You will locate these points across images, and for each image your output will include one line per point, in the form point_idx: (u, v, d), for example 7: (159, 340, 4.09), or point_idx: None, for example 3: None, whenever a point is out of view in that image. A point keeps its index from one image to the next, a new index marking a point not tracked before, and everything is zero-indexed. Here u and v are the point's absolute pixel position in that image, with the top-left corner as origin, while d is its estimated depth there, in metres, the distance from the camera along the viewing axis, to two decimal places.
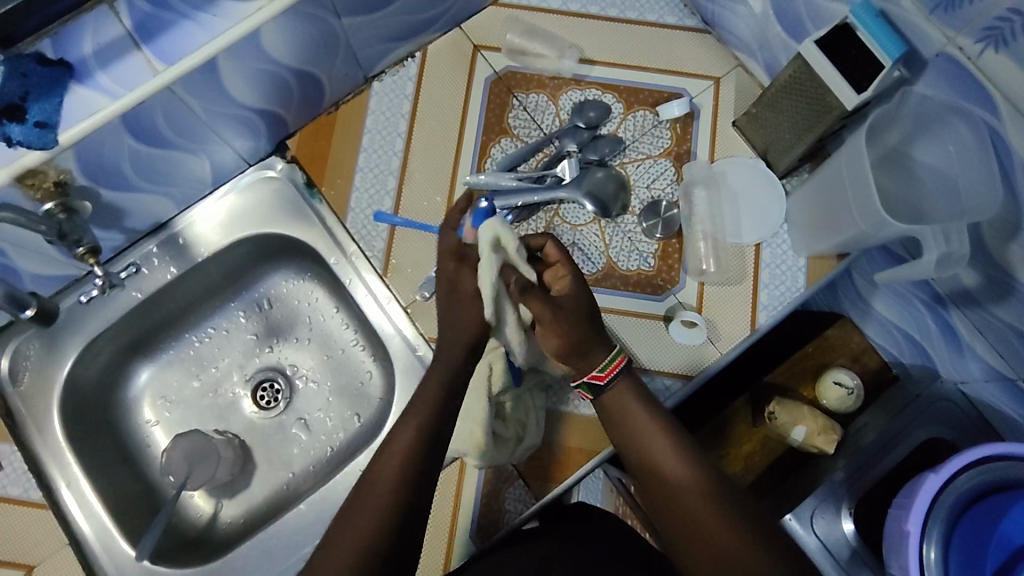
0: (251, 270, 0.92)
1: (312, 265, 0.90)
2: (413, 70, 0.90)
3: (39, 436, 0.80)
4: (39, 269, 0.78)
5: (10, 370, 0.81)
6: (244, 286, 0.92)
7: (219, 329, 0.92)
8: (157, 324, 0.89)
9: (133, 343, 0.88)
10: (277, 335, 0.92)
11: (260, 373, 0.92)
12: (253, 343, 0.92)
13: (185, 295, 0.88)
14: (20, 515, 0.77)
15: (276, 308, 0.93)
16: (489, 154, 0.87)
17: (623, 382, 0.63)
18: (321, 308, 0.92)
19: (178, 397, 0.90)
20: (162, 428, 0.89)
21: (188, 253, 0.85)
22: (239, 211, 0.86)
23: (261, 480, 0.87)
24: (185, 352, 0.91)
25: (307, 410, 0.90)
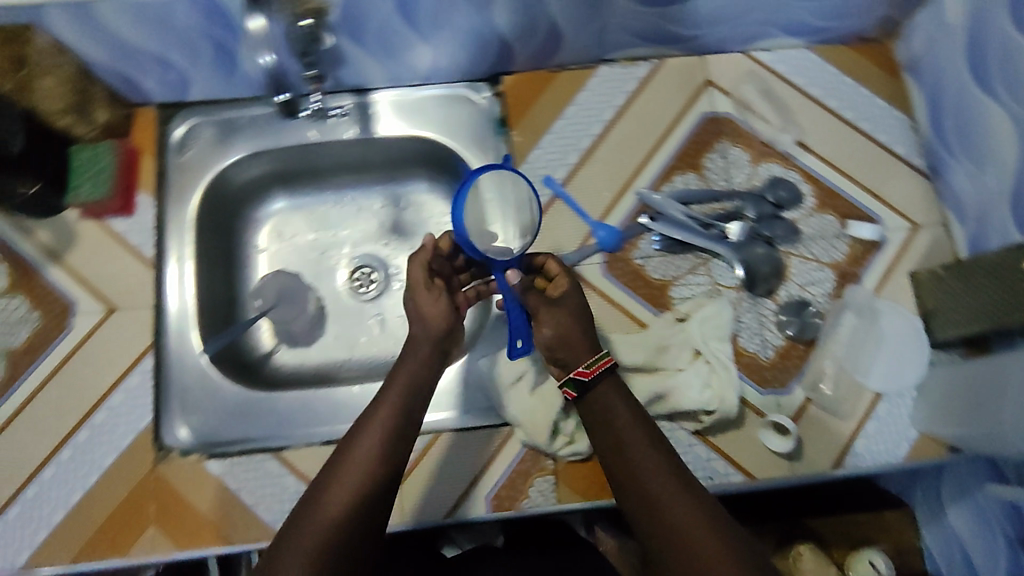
0: (410, 168, 0.96)
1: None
2: (642, 73, 0.91)
3: (173, 205, 0.85)
4: (255, 72, 0.84)
5: (183, 139, 0.87)
6: (396, 179, 0.97)
7: (355, 202, 0.97)
8: (309, 169, 0.94)
9: (283, 175, 0.94)
10: (399, 235, 0.96)
11: (367, 258, 0.95)
12: (375, 230, 0.96)
13: (346, 158, 0.93)
14: (127, 264, 0.82)
15: (410, 211, 0.96)
16: (671, 180, 0.87)
17: (606, 383, 0.67)
18: (447, 233, 0.95)
19: (290, 240, 0.95)
20: (266, 258, 0.94)
21: (371, 123, 0.90)
22: (430, 112, 0.90)
23: (323, 349, 0.91)
24: (316, 206, 0.96)
25: (389, 311, 0.93)
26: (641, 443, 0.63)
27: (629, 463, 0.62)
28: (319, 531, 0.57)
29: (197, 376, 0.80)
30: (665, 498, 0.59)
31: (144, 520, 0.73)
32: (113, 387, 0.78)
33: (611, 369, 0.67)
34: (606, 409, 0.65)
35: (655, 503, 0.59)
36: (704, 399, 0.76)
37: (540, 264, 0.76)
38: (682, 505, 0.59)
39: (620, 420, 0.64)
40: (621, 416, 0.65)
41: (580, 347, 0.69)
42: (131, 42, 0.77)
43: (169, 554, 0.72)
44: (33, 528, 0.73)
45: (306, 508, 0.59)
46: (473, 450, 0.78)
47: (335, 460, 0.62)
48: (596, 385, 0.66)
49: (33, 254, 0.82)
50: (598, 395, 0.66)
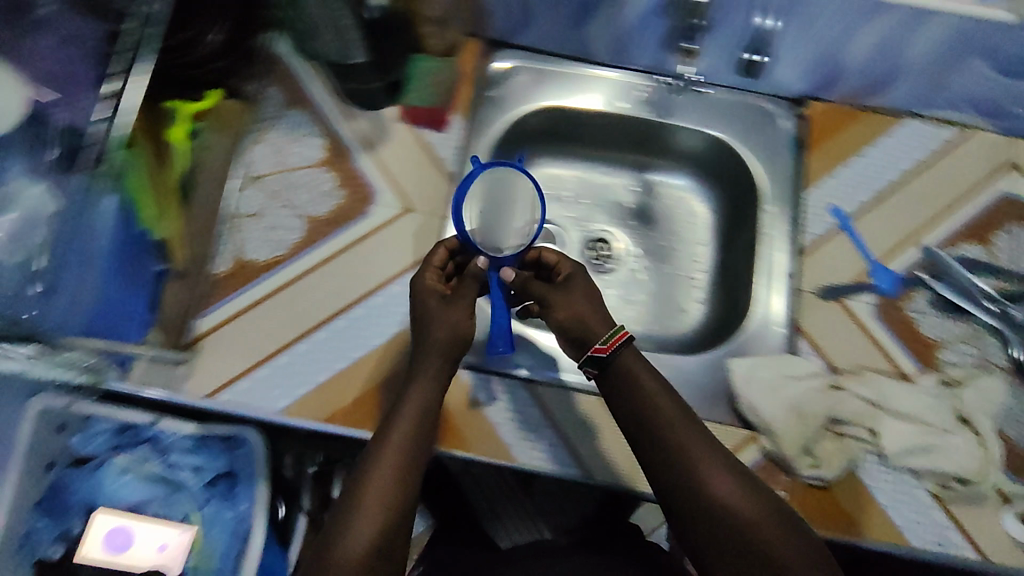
0: (678, 164, 1.00)
1: (726, 198, 0.98)
2: (952, 134, 0.90)
3: (480, 133, 0.92)
4: (594, 34, 0.89)
5: (500, 75, 0.93)
6: (659, 170, 1.01)
7: (613, 179, 1.02)
8: (587, 138, 1.00)
9: (562, 130, 0.97)
10: (645, 221, 1.01)
11: (610, 234, 1.01)
12: (624, 210, 1.02)
13: (626, 137, 0.98)
14: (429, 172, 0.88)
15: (662, 202, 1.01)
16: (961, 246, 0.86)
17: (627, 352, 0.70)
18: (694, 232, 0.99)
19: (548, 196, 1.01)
20: (523, 206, 1.01)
21: (673, 108, 0.93)
22: (731, 115, 0.92)
23: None
24: (577, 172, 1.02)
25: (619, 287, 0.99)
26: (683, 426, 0.65)
27: (682, 451, 0.63)
28: (368, 530, 0.59)
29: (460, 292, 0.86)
30: (731, 499, 0.61)
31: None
32: (397, 277, 0.83)
33: (630, 344, 0.70)
34: (634, 372, 0.69)
35: (718, 502, 0.61)
36: (962, 466, 0.75)
37: (552, 259, 0.81)
38: (745, 495, 0.61)
39: (647, 392, 0.67)
40: (656, 396, 0.67)
41: (595, 321, 0.72)
42: None
43: None
44: (297, 381, 0.78)
45: (353, 496, 0.62)
46: None
47: (366, 458, 0.64)
48: (618, 354, 0.69)
49: (351, 139, 0.88)
50: (623, 360, 0.69)
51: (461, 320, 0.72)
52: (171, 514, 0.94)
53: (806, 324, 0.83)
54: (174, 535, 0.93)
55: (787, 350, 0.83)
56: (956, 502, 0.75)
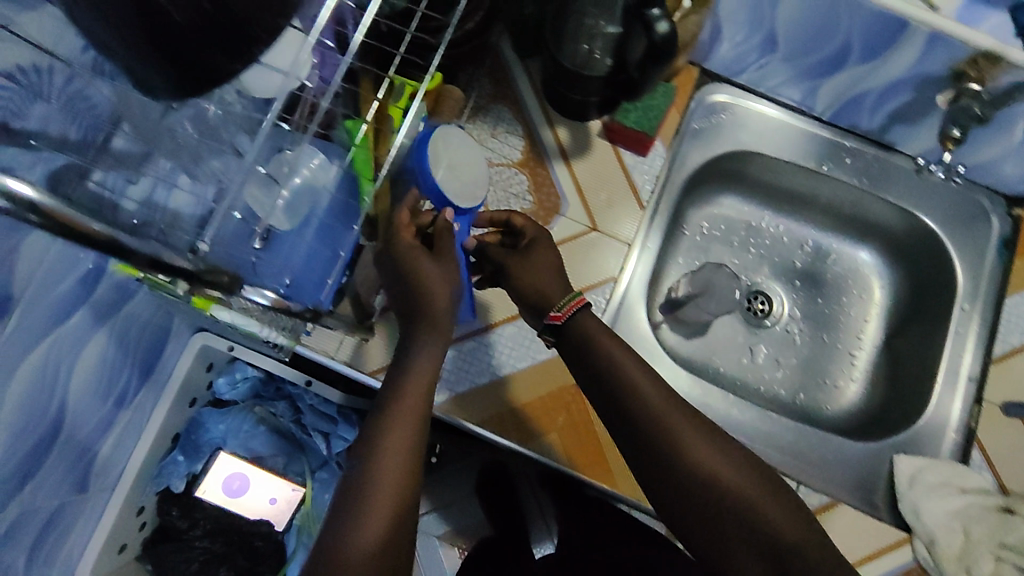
0: (859, 233, 0.96)
1: (906, 280, 0.94)
2: None
3: (677, 166, 0.90)
4: (824, 92, 0.85)
5: (708, 110, 0.90)
6: (837, 234, 0.98)
7: (786, 234, 0.99)
8: (772, 188, 0.97)
9: (747, 179, 0.96)
10: (811, 283, 0.98)
11: (771, 289, 0.98)
12: (792, 268, 0.99)
13: (814, 196, 0.95)
14: (622, 196, 0.86)
15: (833, 268, 0.98)
16: None
17: (587, 317, 0.72)
18: (861, 306, 0.96)
19: (716, 237, 0.99)
20: (689, 241, 0.98)
21: (878, 179, 0.89)
22: (940, 201, 0.88)
23: (706, 345, 0.95)
24: (751, 219, 0.99)
25: (774, 345, 0.96)
26: (635, 375, 0.68)
27: (672, 435, 0.65)
28: (375, 529, 0.54)
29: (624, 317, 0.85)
30: (722, 476, 0.64)
31: (552, 425, 0.80)
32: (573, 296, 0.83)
33: (585, 304, 0.72)
34: (598, 339, 0.71)
35: (717, 482, 0.63)
36: None
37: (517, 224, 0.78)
38: (742, 478, 0.64)
39: (605, 343, 0.70)
40: (593, 334, 0.71)
41: (552, 288, 0.74)
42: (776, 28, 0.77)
43: (561, 465, 0.79)
44: (462, 377, 0.81)
45: (360, 484, 0.56)
46: (864, 534, 0.75)
47: (367, 443, 0.58)
48: (578, 318, 0.72)
49: (550, 147, 0.87)
50: (582, 323, 0.72)
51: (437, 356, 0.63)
52: (287, 471, 0.95)
53: (982, 437, 0.80)
54: (287, 491, 0.94)
55: (957, 458, 0.80)
56: None
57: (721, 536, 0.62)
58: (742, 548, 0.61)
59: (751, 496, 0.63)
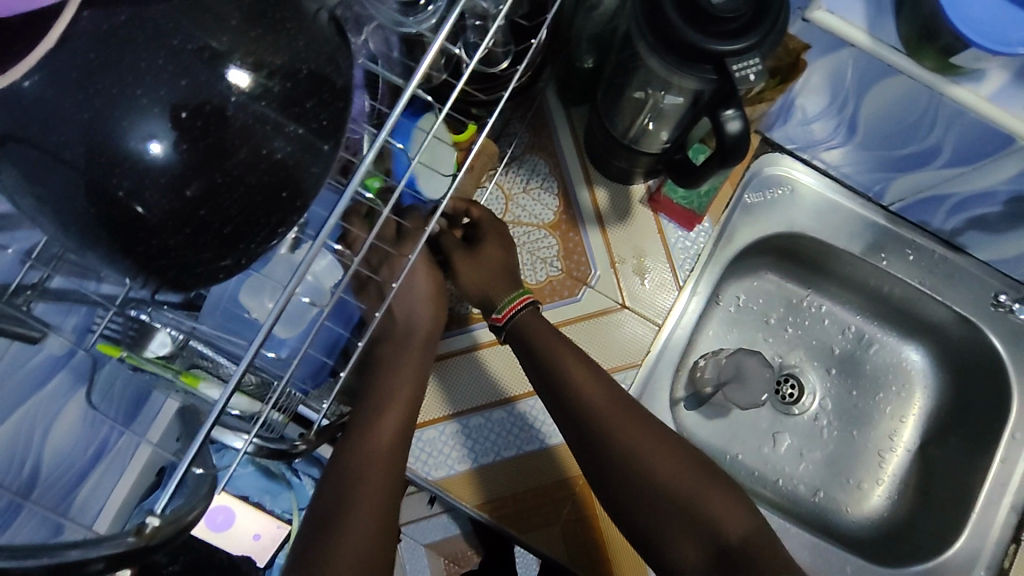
0: (911, 330, 0.89)
1: (951, 387, 0.87)
2: None
3: (723, 242, 0.81)
4: (900, 184, 0.77)
5: (768, 184, 0.83)
6: (883, 325, 0.91)
7: (828, 317, 0.92)
8: (820, 269, 0.89)
9: (795, 256, 0.88)
10: (849, 374, 0.91)
11: (803, 375, 0.91)
12: (829, 355, 0.91)
13: (866, 283, 0.87)
14: (659, 272, 0.79)
15: (874, 361, 0.91)
16: None
17: (526, 312, 0.68)
18: (899, 406, 0.89)
19: (753, 312, 0.92)
20: (723, 314, 0.91)
21: (940, 281, 0.82)
22: (1006, 312, 0.80)
23: (725, 432, 0.88)
24: (792, 297, 0.92)
25: (799, 438, 0.89)
26: (572, 366, 0.66)
27: (617, 435, 0.64)
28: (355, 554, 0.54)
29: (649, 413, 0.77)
30: (667, 475, 0.63)
31: (556, 517, 0.75)
32: None
33: (530, 305, 0.68)
34: (537, 330, 0.67)
35: (663, 482, 0.63)
36: None
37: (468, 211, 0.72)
38: (688, 472, 0.64)
39: (545, 339, 0.67)
40: (533, 329, 0.67)
41: (498, 287, 0.69)
42: (857, 120, 0.71)
43: (557, 558, 0.75)
44: (478, 451, 0.75)
45: (336, 510, 0.55)
46: None
47: (340, 467, 0.57)
48: (518, 317, 0.68)
49: (587, 209, 0.79)
50: (522, 321, 0.68)
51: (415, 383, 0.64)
52: (274, 506, 0.88)
53: None
54: (271, 527, 0.88)
55: None
56: None
57: (671, 525, 0.62)
58: (686, 538, 0.62)
59: (696, 490, 0.63)
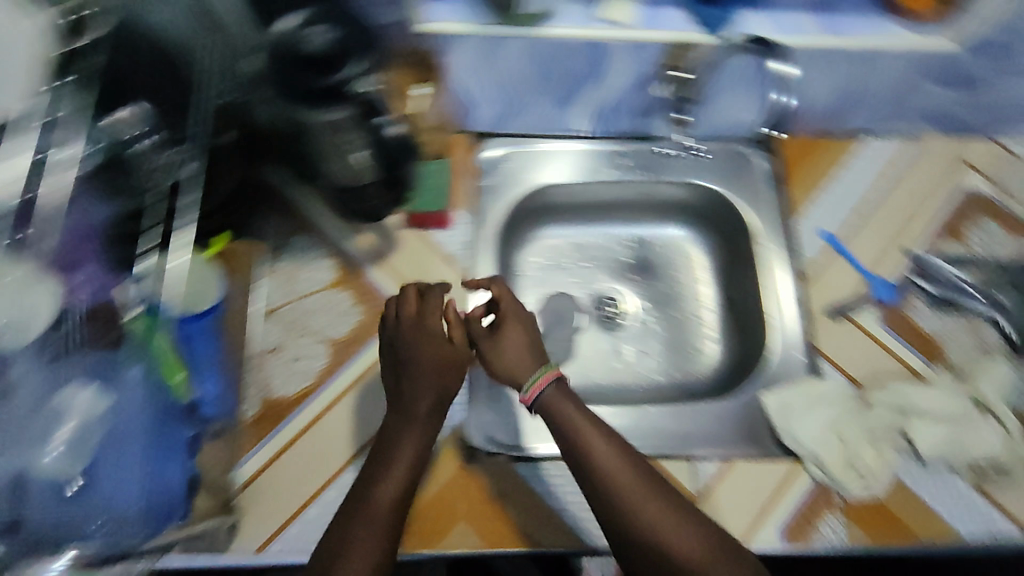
0: (665, 214, 1.06)
1: (716, 238, 1.05)
2: (902, 149, 1.00)
3: (483, 222, 0.93)
4: (579, 112, 0.93)
5: (494, 165, 0.96)
6: (647, 220, 1.07)
7: (606, 237, 1.07)
8: (574, 205, 1.04)
9: (554, 206, 1.03)
10: (644, 272, 1.06)
11: (615, 291, 1.05)
12: (623, 266, 1.06)
13: (611, 198, 1.03)
14: (445, 270, 0.88)
15: (658, 252, 1.06)
16: (936, 244, 0.94)
17: (552, 389, 0.71)
18: (694, 273, 1.05)
19: (549, 264, 1.04)
20: (527, 279, 1.03)
21: (656, 167, 0.99)
22: (706, 164, 1.00)
23: (578, 370, 0.98)
24: (571, 238, 1.06)
25: (636, 341, 1.01)
26: (589, 432, 0.67)
27: (618, 492, 0.64)
28: None
29: None
30: (668, 542, 0.62)
31: (455, 518, 0.72)
32: None
33: (554, 382, 0.71)
34: (563, 412, 0.69)
35: (659, 544, 0.62)
36: (994, 451, 0.79)
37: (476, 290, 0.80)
38: (691, 535, 0.62)
39: (568, 415, 0.69)
40: (557, 404, 0.70)
41: (523, 369, 0.74)
42: (507, 78, 0.86)
43: (480, 551, 0.71)
44: None
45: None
46: (767, 477, 0.79)
47: (350, 525, 0.64)
48: (545, 394, 0.71)
49: (359, 252, 0.87)
50: (548, 399, 0.70)
51: (417, 450, 0.69)
52: None
53: (826, 345, 0.88)
54: None
55: (811, 373, 0.87)
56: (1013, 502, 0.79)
57: None
58: None
59: (695, 555, 0.61)
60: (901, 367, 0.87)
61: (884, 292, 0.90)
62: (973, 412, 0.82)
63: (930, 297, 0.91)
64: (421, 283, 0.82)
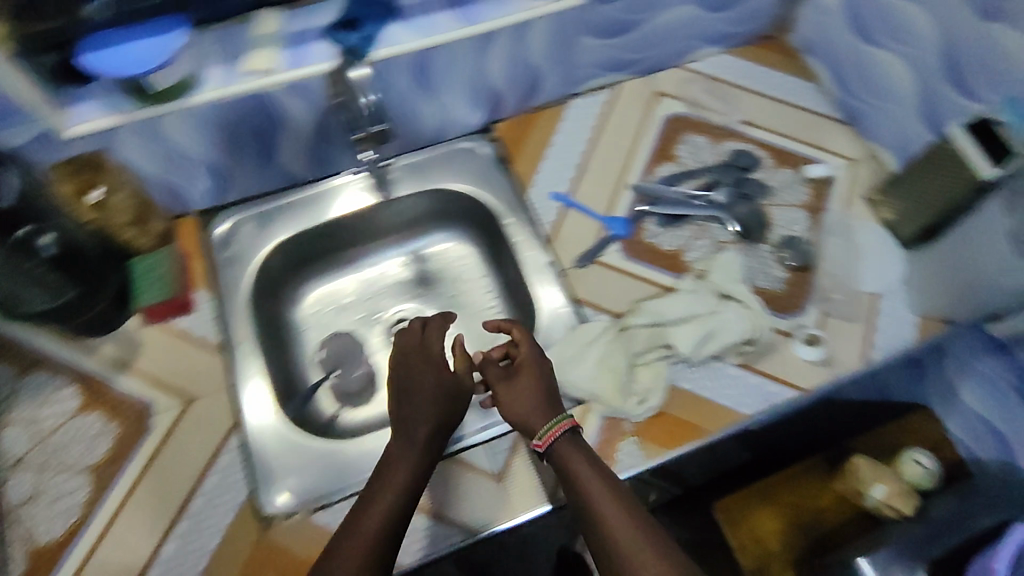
0: (424, 224, 1.08)
1: (476, 230, 1.07)
2: (604, 98, 1.07)
3: (229, 294, 0.91)
4: (286, 161, 0.94)
5: (226, 235, 0.94)
6: (411, 236, 1.08)
7: (378, 265, 1.08)
8: (332, 247, 1.04)
9: (313, 255, 1.02)
10: (426, 285, 1.08)
11: (403, 312, 1.06)
12: (403, 286, 1.07)
13: (363, 229, 1.03)
14: (198, 354, 0.87)
15: (432, 262, 1.08)
16: (654, 171, 1.02)
17: (564, 443, 0.73)
18: (470, 269, 1.08)
19: (328, 311, 1.03)
20: (311, 333, 1.02)
21: (390, 187, 1.00)
22: (438, 165, 1.01)
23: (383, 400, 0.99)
24: (344, 278, 1.06)
25: None
26: (585, 472, 0.69)
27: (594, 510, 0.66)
28: None
29: (288, 449, 0.82)
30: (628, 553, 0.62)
31: None
32: (207, 472, 0.81)
33: (567, 433, 0.73)
34: (571, 463, 0.71)
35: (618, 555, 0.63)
36: (744, 330, 0.87)
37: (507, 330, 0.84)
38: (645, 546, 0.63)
39: (579, 466, 0.70)
40: (567, 456, 0.72)
41: (531, 411, 0.77)
42: (183, 148, 0.85)
43: None
44: None
45: None
46: None
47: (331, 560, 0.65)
48: (557, 445, 0.73)
49: (99, 370, 0.84)
50: (558, 449, 0.72)
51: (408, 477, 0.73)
52: None
53: (582, 294, 0.94)
54: None
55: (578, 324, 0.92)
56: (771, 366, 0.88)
57: None
58: None
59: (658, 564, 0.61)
60: (651, 287, 0.94)
61: (618, 227, 0.97)
62: (718, 302, 0.89)
63: (658, 219, 0.99)
64: (434, 315, 0.92)
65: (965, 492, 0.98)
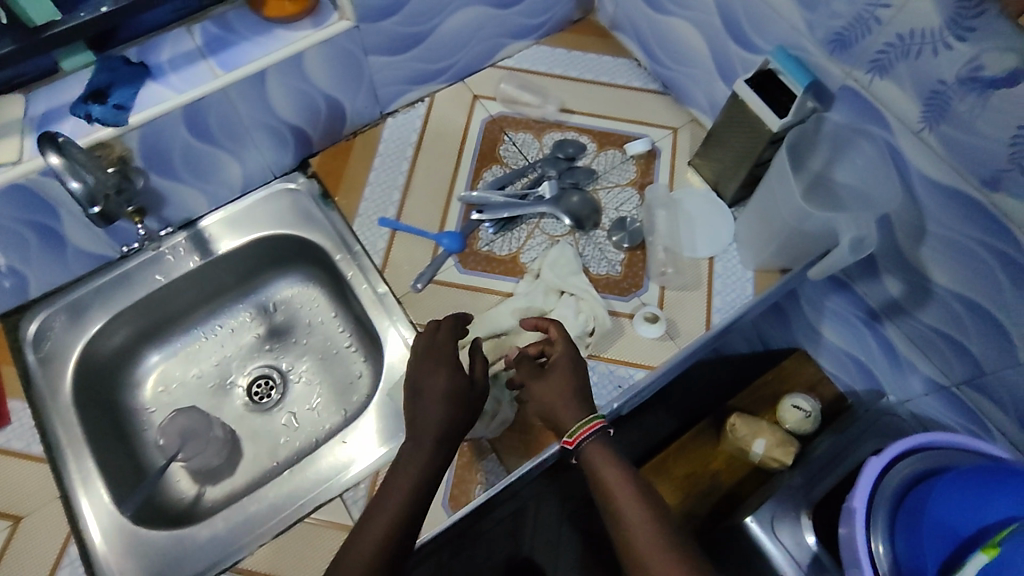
0: (262, 275, 1.04)
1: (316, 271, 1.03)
2: (421, 112, 1.05)
3: (50, 396, 0.87)
4: (84, 245, 0.89)
5: (36, 335, 0.90)
6: (253, 289, 1.04)
7: (224, 326, 1.04)
8: (166, 319, 0.99)
9: (148, 331, 0.98)
10: (279, 337, 1.04)
11: (259, 369, 1.02)
12: (255, 343, 1.04)
13: (195, 294, 0.99)
14: (22, 468, 0.83)
15: (282, 311, 1.05)
16: (482, 177, 1.00)
17: (595, 442, 0.69)
18: (320, 310, 1.04)
19: (178, 383, 1.00)
20: (160, 413, 0.98)
21: (209, 247, 0.96)
22: (258, 214, 0.98)
23: (247, 467, 0.95)
24: (189, 346, 1.02)
25: (296, 405, 1.00)
26: (604, 470, 0.67)
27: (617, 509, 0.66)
28: None
29: (132, 545, 0.80)
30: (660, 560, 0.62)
31: None
32: None
33: (599, 433, 0.70)
34: (602, 465, 0.68)
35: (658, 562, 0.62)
36: (581, 325, 0.87)
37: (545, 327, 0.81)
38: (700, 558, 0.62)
39: (603, 468, 0.68)
40: (596, 462, 0.69)
41: (569, 412, 0.72)
42: None
43: None
44: None
45: None
46: None
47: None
48: (586, 447, 0.69)
49: None
50: (589, 452, 0.69)
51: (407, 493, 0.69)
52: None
53: (420, 318, 0.91)
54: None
55: None
56: (616, 350, 0.87)
57: None
58: None
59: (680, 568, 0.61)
60: (490, 297, 0.92)
61: (452, 242, 0.94)
62: (552, 299, 0.90)
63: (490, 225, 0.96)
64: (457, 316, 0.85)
65: (841, 428, 0.98)
